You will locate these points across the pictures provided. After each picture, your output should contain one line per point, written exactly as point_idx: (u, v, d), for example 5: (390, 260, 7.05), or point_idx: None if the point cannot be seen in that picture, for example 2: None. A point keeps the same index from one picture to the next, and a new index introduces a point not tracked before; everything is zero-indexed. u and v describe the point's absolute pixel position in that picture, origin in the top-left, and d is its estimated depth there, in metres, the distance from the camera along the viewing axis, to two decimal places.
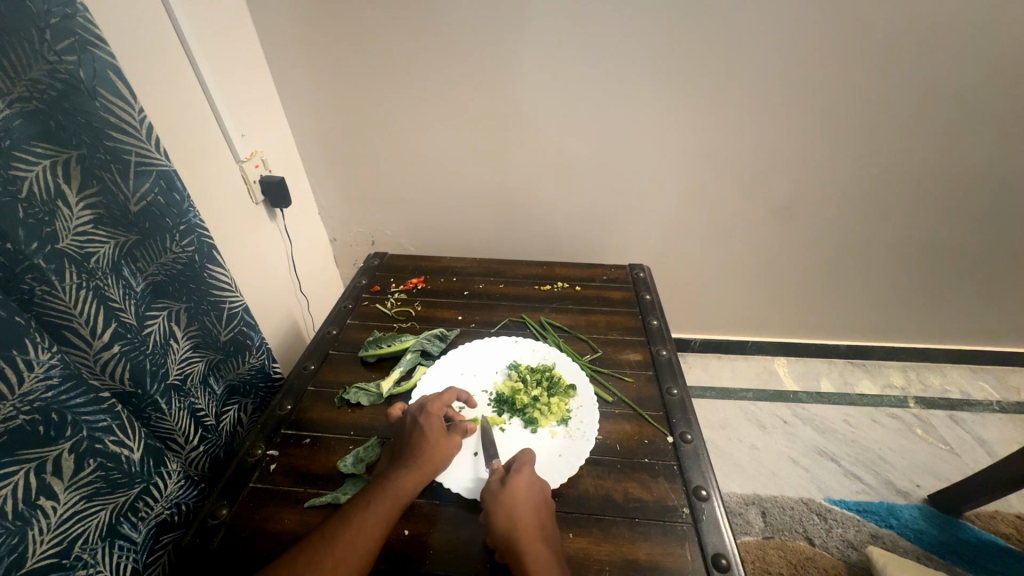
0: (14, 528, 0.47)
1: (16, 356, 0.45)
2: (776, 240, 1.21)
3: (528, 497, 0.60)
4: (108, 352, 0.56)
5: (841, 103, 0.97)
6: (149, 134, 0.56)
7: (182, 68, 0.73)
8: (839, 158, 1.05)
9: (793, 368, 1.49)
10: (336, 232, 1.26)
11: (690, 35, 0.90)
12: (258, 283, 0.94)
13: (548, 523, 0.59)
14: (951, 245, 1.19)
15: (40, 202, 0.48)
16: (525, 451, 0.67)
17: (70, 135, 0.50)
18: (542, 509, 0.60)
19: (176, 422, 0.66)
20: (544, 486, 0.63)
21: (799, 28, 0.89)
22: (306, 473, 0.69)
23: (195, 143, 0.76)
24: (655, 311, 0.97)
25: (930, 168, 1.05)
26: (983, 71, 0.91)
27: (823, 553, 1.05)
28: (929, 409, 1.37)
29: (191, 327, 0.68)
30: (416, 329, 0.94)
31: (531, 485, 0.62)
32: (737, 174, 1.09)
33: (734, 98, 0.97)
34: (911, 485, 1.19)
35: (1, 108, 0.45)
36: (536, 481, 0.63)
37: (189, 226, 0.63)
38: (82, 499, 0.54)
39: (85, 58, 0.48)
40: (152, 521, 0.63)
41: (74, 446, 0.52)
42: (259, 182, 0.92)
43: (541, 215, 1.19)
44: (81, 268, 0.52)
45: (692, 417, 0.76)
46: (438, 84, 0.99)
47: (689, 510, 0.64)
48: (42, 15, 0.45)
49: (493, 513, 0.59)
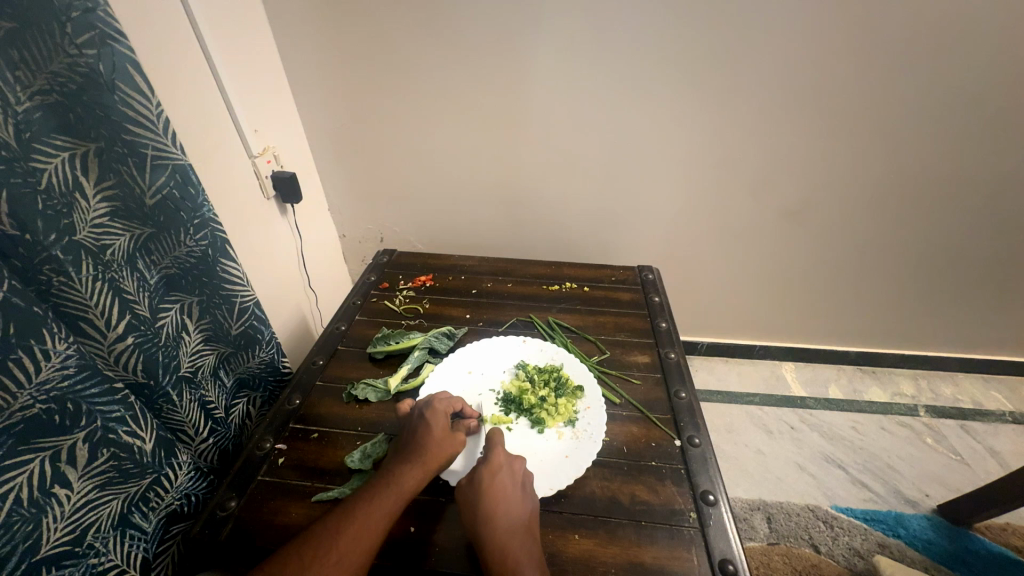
0: (29, 515, 0.48)
1: (35, 345, 0.46)
2: (787, 244, 1.20)
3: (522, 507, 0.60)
4: (122, 343, 0.56)
5: (858, 108, 0.96)
6: (166, 129, 0.56)
7: (198, 65, 0.73)
8: (854, 162, 1.04)
9: (801, 373, 1.48)
10: (346, 229, 1.26)
11: (704, 37, 0.89)
12: (269, 278, 0.94)
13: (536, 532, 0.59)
14: (965, 252, 1.17)
15: (58, 195, 0.49)
16: (496, 444, 0.67)
17: (89, 128, 0.50)
18: (511, 495, 0.60)
19: (186, 413, 0.67)
20: (516, 474, 0.63)
21: (817, 31, 0.88)
22: (314, 468, 0.69)
23: (209, 138, 0.76)
24: (664, 312, 0.97)
25: (945, 174, 1.04)
26: (1003, 77, 0.90)
27: (829, 561, 1.04)
28: (939, 418, 1.35)
29: (204, 320, 0.69)
30: (424, 327, 0.94)
31: (498, 472, 0.62)
32: (750, 177, 1.08)
33: (748, 101, 0.96)
34: (920, 495, 1.17)
35: (22, 101, 0.45)
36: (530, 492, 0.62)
37: (203, 220, 0.63)
38: (95, 488, 0.55)
39: (105, 52, 0.49)
40: (162, 511, 0.64)
41: (88, 436, 0.53)
42: (271, 177, 0.92)
43: (550, 215, 1.19)
44: (97, 259, 0.53)
45: (699, 420, 0.76)
46: (450, 83, 0.99)
47: (696, 514, 0.64)
48: (62, 9, 0.45)
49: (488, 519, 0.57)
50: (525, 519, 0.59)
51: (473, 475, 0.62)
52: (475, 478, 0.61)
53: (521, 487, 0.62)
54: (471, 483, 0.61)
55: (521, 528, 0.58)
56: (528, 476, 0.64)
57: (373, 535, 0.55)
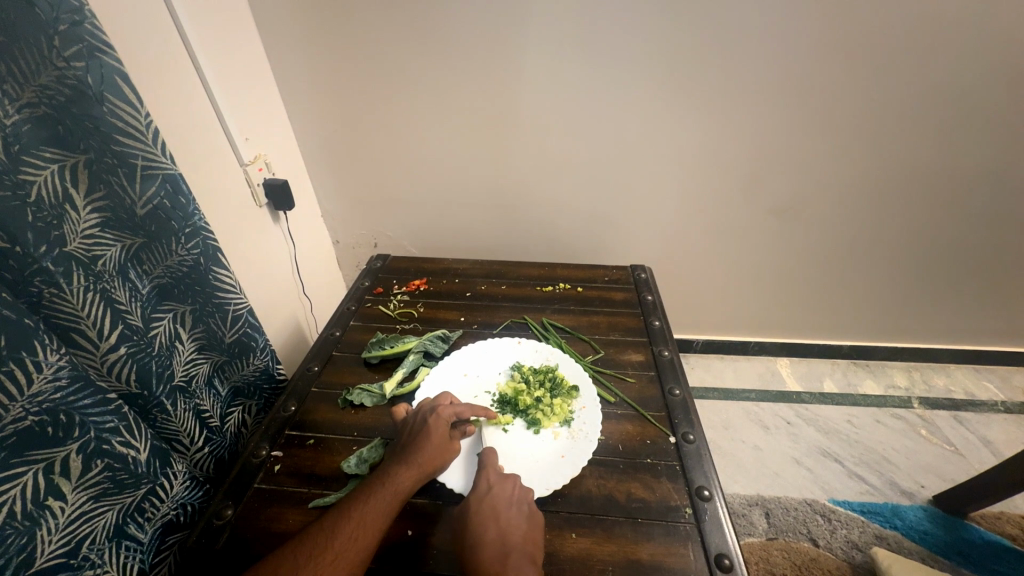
0: (23, 528, 0.48)
1: (25, 357, 0.45)
2: (779, 240, 1.21)
3: (517, 514, 0.60)
4: (114, 354, 0.57)
5: (843, 104, 0.97)
6: (155, 139, 0.57)
7: (188, 74, 0.74)
8: (841, 157, 1.05)
9: (796, 368, 1.49)
10: (339, 234, 1.27)
11: (688, 38, 0.91)
12: (263, 285, 0.95)
13: (536, 535, 0.59)
14: (954, 243, 1.19)
15: (48, 207, 0.49)
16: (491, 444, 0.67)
17: (78, 139, 0.51)
18: (501, 504, 0.60)
19: (181, 422, 0.67)
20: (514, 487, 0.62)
21: (802, 28, 0.89)
22: (311, 474, 0.69)
23: (200, 147, 0.77)
24: (657, 311, 0.97)
25: (930, 167, 1.05)
26: (983, 71, 0.92)
27: (828, 554, 1.05)
28: (933, 410, 1.36)
29: (197, 329, 0.69)
30: (419, 330, 0.95)
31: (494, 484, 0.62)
32: (739, 175, 1.09)
33: (737, 98, 0.97)
34: (916, 485, 1.18)
35: (11, 114, 0.45)
36: (527, 496, 0.62)
37: (194, 229, 0.64)
38: (89, 500, 0.55)
39: (93, 64, 0.49)
40: (158, 521, 0.64)
41: (82, 447, 0.52)
42: (262, 185, 0.92)
43: (543, 216, 1.19)
44: (89, 271, 0.53)
45: (694, 416, 0.76)
46: (439, 88, 0.99)
47: (691, 510, 0.64)
48: (50, 22, 0.45)
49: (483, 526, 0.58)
50: (522, 522, 0.59)
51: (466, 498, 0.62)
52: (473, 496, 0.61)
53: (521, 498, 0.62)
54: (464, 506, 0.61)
55: (519, 539, 0.57)
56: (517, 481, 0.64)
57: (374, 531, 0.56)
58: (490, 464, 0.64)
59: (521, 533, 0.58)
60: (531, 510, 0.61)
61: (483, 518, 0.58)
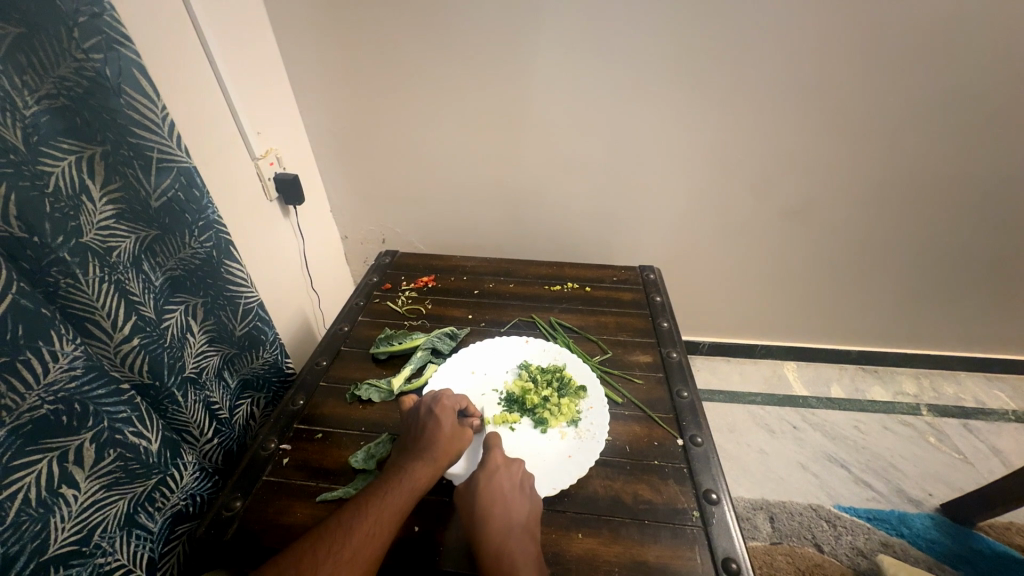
0: (36, 515, 0.49)
1: (42, 347, 0.46)
2: (790, 243, 1.20)
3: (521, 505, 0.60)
4: (128, 344, 0.57)
5: (858, 107, 0.96)
6: (171, 132, 0.57)
7: (202, 70, 0.74)
8: (854, 160, 1.04)
9: (803, 372, 1.48)
10: (347, 230, 1.27)
11: (700, 38, 0.90)
12: (272, 279, 0.95)
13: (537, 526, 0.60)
14: (968, 249, 1.17)
15: (66, 198, 0.49)
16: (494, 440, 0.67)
17: (95, 131, 0.51)
18: (511, 498, 0.60)
19: (191, 414, 0.68)
20: (514, 473, 0.63)
21: (820, 29, 0.88)
22: (318, 467, 0.70)
23: (212, 141, 0.77)
24: (666, 312, 0.97)
25: (944, 172, 1.04)
26: (1002, 75, 0.90)
27: (832, 560, 1.04)
28: (942, 417, 1.35)
29: (208, 321, 0.69)
30: (427, 327, 0.95)
31: (496, 474, 0.62)
32: (750, 177, 1.08)
33: (752, 99, 0.96)
34: (923, 494, 1.17)
35: (30, 105, 0.46)
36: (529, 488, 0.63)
37: (208, 222, 0.64)
38: (101, 488, 0.55)
39: (111, 57, 0.49)
40: (167, 512, 0.64)
41: (95, 437, 0.53)
42: (273, 179, 0.93)
43: (551, 215, 1.19)
44: (104, 261, 0.53)
45: (701, 419, 0.76)
46: (450, 85, 0.99)
47: (699, 513, 0.64)
48: (70, 14, 0.46)
49: (489, 514, 0.58)
50: (525, 516, 0.59)
51: (471, 479, 0.62)
52: (473, 482, 0.61)
53: (520, 488, 0.62)
54: (468, 487, 0.61)
55: (521, 526, 0.58)
56: (528, 477, 0.64)
57: (390, 520, 0.56)
58: (491, 448, 0.65)
59: (524, 520, 0.59)
60: (533, 498, 0.62)
61: (489, 504, 0.59)
